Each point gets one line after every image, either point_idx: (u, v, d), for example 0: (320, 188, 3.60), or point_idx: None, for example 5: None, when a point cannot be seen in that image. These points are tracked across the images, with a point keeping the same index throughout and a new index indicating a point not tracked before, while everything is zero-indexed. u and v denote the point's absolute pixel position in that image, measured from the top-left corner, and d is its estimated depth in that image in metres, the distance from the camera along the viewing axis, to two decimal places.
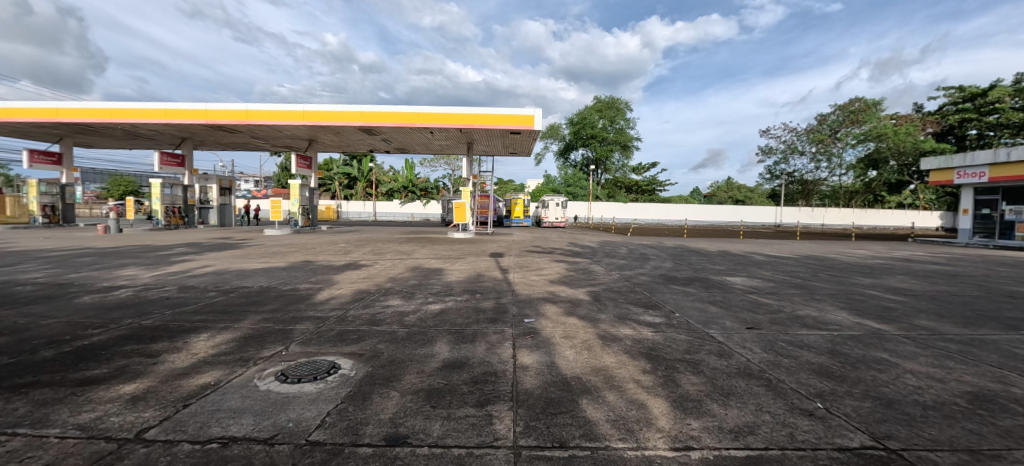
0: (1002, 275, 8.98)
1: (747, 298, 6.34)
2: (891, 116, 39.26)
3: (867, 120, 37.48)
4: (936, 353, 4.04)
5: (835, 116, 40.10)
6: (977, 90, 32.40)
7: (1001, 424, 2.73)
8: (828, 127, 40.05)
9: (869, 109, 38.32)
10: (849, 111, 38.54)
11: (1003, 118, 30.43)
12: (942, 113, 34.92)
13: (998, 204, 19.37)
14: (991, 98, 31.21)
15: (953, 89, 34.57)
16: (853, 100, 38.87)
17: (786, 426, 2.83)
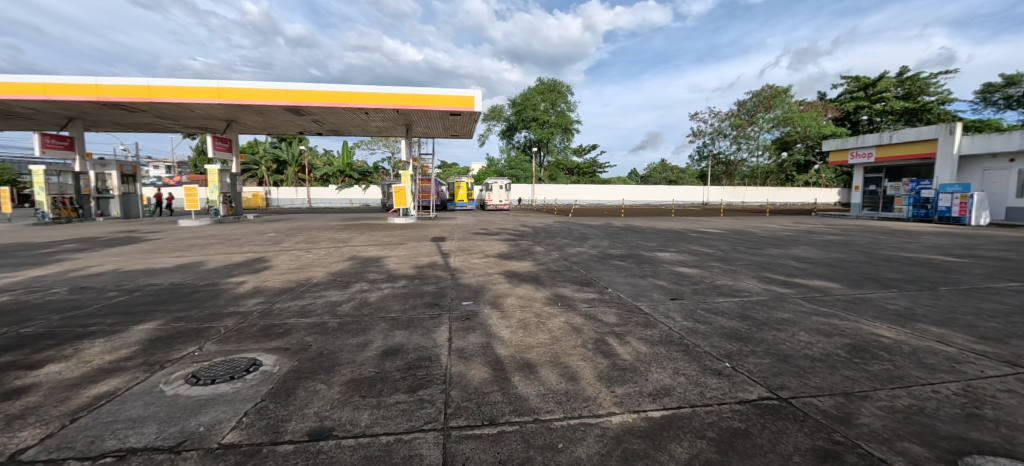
0: (881, 243, 10.42)
1: (674, 271, 6.78)
2: (799, 102, 43.40)
3: (778, 105, 41.01)
4: (825, 311, 4.59)
5: (751, 101, 43.65)
6: (868, 80, 36.11)
7: (871, 369, 3.17)
8: (746, 112, 43.51)
9: (779, 95, 42.07)
10: (763, 97, 42.01)
11: (888, 106, 34.86)
12: (840, 100, 39.09)
13: (881, 180, 22.28)
14: (880, 88, 35.19)
15: (850, 78, 38.40)
16: (765, 87, 42.15)
17: (698, 385, 3.08)
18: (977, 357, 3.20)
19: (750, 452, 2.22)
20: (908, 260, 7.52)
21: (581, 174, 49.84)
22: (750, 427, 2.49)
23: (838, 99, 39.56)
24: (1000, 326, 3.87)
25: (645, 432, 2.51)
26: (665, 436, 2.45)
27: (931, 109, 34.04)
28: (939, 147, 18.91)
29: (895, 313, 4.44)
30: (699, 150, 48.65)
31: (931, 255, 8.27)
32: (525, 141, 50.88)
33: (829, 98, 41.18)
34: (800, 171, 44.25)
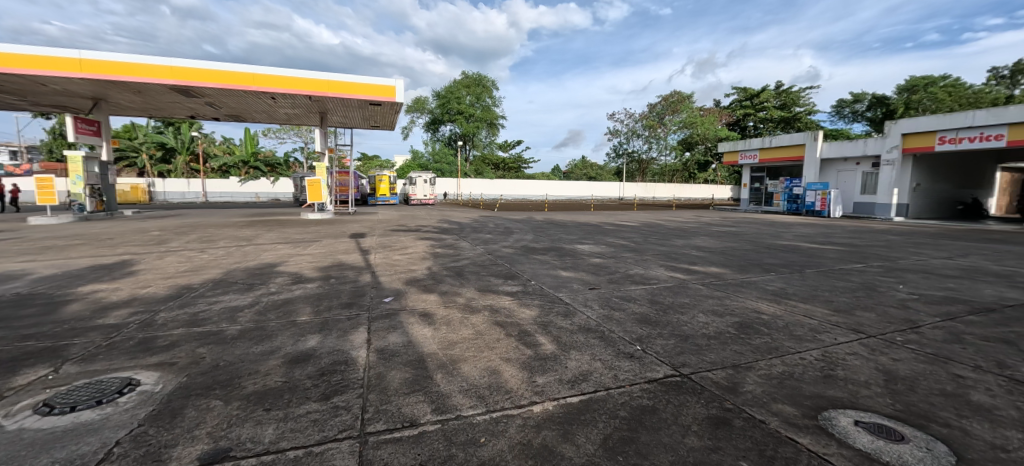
0: (761, 233, 12.11)
1: (593, 262, 7.19)
2: (700, 108, 48.50)
3: (683, 110, 45.22)
4: (718, 294, 5.23)
5: (660, 105, 47.72)
6: (753, 91, 41.56)
7: (754, 342, 3.66)
8: (656, 115, 47.42)
9: (684, 100, 46.55)
10: (670, 101, 46.01)
11: (768, 114, 40.47)
12: (732, 107, 44.47)
13: (764, 179, 25.95)
14: (762, 99, 40.76)
15: (740, 89, 43.83)
16: (672, 93, 46.04)
17: (612, 369, 3.31)
18: (828, 326, 3.88)
19: (655, 426, 2.45)
20: (781, 248, 8.85)
21: (506, 170, 50.62)
22: (657, 403, 2.74)
23: (730, 106, 44.96)
24: (844, 299, 4.73)
25: (563, 417, 2.63)
26: (582, 419, 2.59)
27: (800, 118, 40.23)
28: (806, 151, 22.52)
29: (772, 293, 5.19)
30: (616, 149, 51.99)
31: (797, 243, 9.84)
32: (450, 134, 50.23)
33: (723, 106, 46.63)
34: (700, 170, 49.39)
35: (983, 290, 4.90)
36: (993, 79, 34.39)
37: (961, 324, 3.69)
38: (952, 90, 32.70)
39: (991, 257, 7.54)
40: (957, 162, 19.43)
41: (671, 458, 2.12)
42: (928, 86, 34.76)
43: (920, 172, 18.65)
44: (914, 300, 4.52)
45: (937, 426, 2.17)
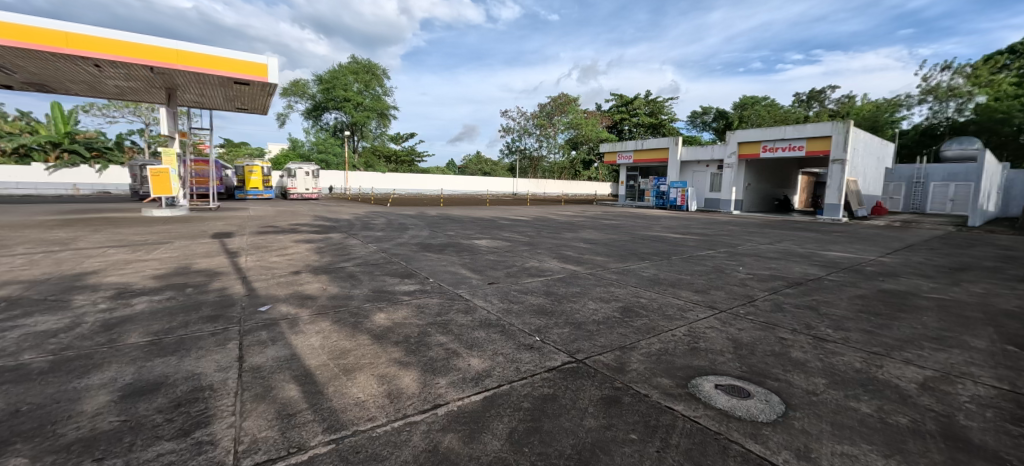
0: (636, 225, 13.73)
1: (492, 257, 7.26)
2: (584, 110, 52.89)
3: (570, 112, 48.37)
4: (603, 281, 5.73)
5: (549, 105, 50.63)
6: (627, 98, 46.91)
7: (635, 323, 4.05)
8: (546, 115, 50.24)
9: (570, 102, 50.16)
10: (559, 103, 49.01)
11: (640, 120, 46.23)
12: (611, 112, 49.57)
13: (636, 178, 29.68)
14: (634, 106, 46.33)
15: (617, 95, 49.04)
16: (561, 96, 48.90)
17: (513, 362, 3.35)
18: (690, 304, 4.56)
19: (557, 412, 2.54)
20: (651, 238, 10.15)
21: (400, 163, 48.28)
22: (556, 390, 2.85)
23: (609, 111, 50.02)
24: (700, 280, 5.62)
25: (469, 417, 2.55)
26: (487, 417, 2.54)
27: (663, 125, 46.79)
28: (669, 153, 26.30)
29: (646, 278, 5.89)
30: (509, 145, 53.51)
31: (663, 233, 11.41)
32: (336, 123, 45.88)
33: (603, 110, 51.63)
34: (585, 169, 53.66)
35: (791, 268, 6.32)
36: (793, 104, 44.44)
37: (778, 296, 4.68)
38: (768, 111, 41.38)
39: (793, 242, 9.79)
40: (773, 167, 24.65)
41: (573, 442, 2.20)
42: (753, 106, 43.33)
43: (750, 174, 23.19)
44: (747, 278, 5.60)
45: (771, 381, 2.69)
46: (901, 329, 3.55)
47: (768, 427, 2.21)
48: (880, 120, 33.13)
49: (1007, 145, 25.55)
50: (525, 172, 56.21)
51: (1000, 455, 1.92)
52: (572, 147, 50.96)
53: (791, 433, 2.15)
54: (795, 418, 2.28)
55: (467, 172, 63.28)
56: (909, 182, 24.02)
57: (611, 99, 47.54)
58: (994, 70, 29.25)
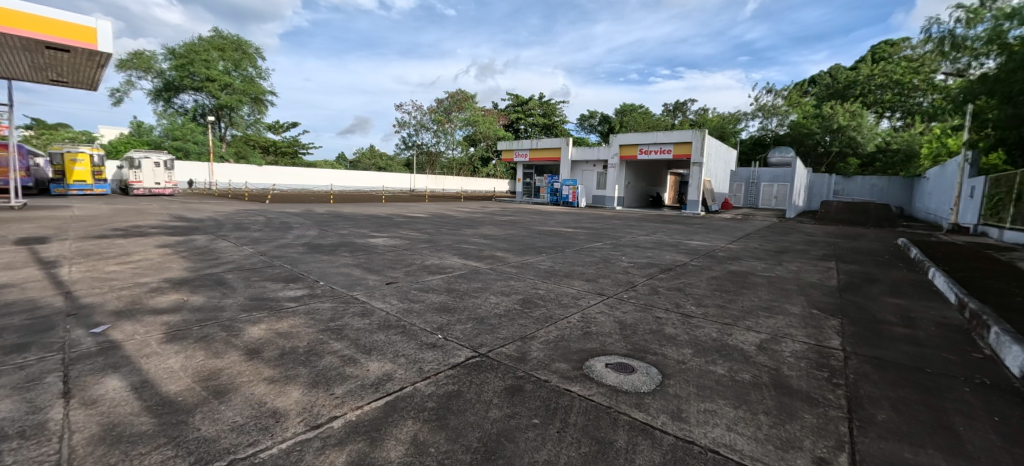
0: (533, 221, 14.33)
1: (390, 256, 6.84)
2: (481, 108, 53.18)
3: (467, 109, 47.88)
4: (504, 275, 5.83)
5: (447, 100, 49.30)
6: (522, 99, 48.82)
7: (534, 313, 4.12)
8: (444, 110, 49.27)
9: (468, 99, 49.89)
10: (456, 99, 48.20)
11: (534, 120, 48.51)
12: (507, 111, 50.96)
13: (531, 176, 31.25)
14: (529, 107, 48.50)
15: (513, 96, 50.59)
16: (458, 91, 48.17)
17: (416, 363, 3.19)
18: (583, 292, 4.90)
19: (462, 408, 2.49)
20: (547, 233, 10.70)
21: (278, 154, 43.63)
22: (461, 386, 2.80)
23: (505, 110, 51.35)
24: (592, 270, 6.12)
25: (371, 426, 2.33)
26: (390, 422, 2.36)
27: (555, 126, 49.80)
28: (562, 153, 28.03)
29: (544, 270, 6.15)
30: (405, 140, 51.04)
31: (558, 228, 12.12)
32: (195, 106, 38.28)
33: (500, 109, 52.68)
34: (483, 166, 54.07)
35: (663, 255, 7.29)
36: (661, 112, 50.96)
37: (654, 280, 5.35)
38: (642, 117, 46.82)
39: (664, 233, 11.29)
40: (647, 168, 28.10)
41: (479, 435, 2.18)
42: (630, 113, 48.62)
43: (629, 174, 26.11)
44: (630, 267, 6.28)
45: (651, 356, 3.04)
46: (743, 302, 4.35)
47: (648, 396, 2.49)
48: (724, 130, 40.09)
49: (806, 154, 33.21)
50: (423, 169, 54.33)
51: (809, 395, 2.48)
52: (470, 144, 50.85)
53: (667, 398, 2.46)
54: (669, 385, 2.61)
55: (360, 166, 58.78)
56: (747, 183, 29.71)
57: (508, 98, 48.63)
58: (800, 96, 37.77)
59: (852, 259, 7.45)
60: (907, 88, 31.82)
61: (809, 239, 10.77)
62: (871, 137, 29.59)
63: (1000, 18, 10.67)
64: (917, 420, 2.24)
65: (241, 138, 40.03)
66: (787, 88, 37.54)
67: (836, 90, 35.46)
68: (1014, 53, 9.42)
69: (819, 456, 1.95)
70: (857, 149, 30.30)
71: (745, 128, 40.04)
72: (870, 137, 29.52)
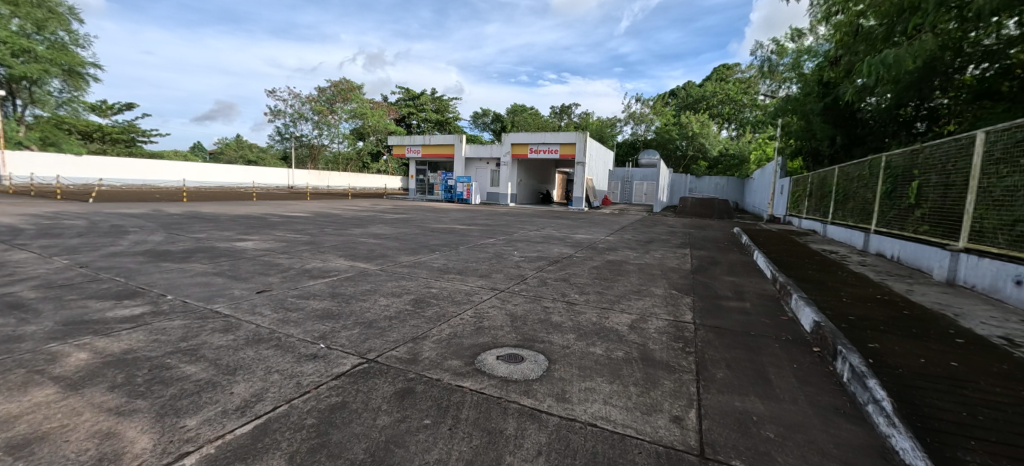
0: (427, 218, 13.95)
1: (262, 261, 5.98)
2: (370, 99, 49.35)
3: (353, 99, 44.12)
4: (396, 275, 5.52)
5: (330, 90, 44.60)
6: (414, 94, 47.31)
7: (427, 314, 3.96)
8: (325, 100, 44.37)
9: (354, 90, 45.61)
10: (340, 88, 44.04)
11: (427, 116, 47.43)
12: (398, 105, 48.79)
13: (425, 172, 30.59)
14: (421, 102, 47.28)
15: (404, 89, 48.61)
16: (342, 80, 44.20)
17: (293, 377, 2.75)
18: (478, 288, 4.92)
19: (346, 421, 2.24)
20: (441, 230, 10.52)
21: (109, 142, 35.86)
22: (346, 396, 2.51)
23: (397, 104, 49.09)
24: (489, 266, 6.19)
25: (236, 458, 1.90)
26: (259, 450, 1.97)
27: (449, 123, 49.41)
28: (455, 150, 27.88)
29: (439, 269, 6.00)
30: (279, 130, 45.06)
31: (453, 225, 12.01)
32: None
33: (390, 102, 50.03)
34: (373, 162, 51.04)
35: (553, 249, 7.76)
36: (549, 114, 54.01)
37: (547, 273, 5.64)
38: (533, 118, 49.03)
39: (553, 228, 12.04)
40: (537, 167, 29.63)
41: (365, 446, 2.00)
42: (522, 113, 50.77)
43: (521, 173, 27.28)
44: (525, 261, 6.53)
45: (539, 344, 3.19)
46: (619, 287, 4.88)
47: (536, 382, 2.60)
48: (603, 133, 44.38)
49: (668, 157, 38.74)
50: (303, 163, 48.74)
51: (668, 364, 2.87)
52: (358, 137, 47.22)
53: (553, 382, 2.61)
54: (555, 370, 2.77)
55: (222, 159, 50.17)
56: (623, 181, 33.48)
57: (398, 91, 46.35)
58: (662, 104, 43.67)
59: (700, 245, 8.95)
60: (738, 104, 39.38)
61: (670, 230, 12.60)
62: (715, 144, 36.02)
63: (798, 55, 13.43)
64: (745, 374, 2.76)
65: (48, 121, 30.97)
66: (652, 98, 43.01)
67: (690, 102, 41.98)
68: (807, 81, 12.22)
69: (674, 415, 2.28)
70: (705, 153, 36.53)
71: (620, 132, 44.97)
72: (714, 144, 35.87)
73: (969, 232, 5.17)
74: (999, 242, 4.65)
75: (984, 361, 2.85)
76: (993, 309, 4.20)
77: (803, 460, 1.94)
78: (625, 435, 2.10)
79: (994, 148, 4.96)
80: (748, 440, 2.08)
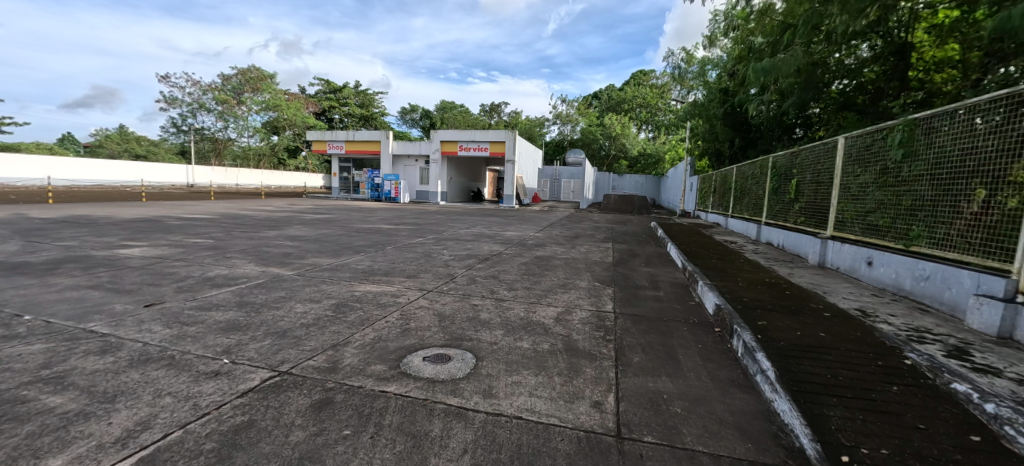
0: (352, 219, 13.18)
1: (151, 270, 5.21)
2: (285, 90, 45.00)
3: (265, 89, 40.21)
4: (315, 280, 5.15)
5: (235, 78, 39.68)
6: (336, 86, 44.57)
7: (349, 319, 3.74)
8: (231, 89, 39.58)
9: (266, 79, 41.03)
10: (247, 77, 39.31)
11: (350, 110, 44.86)
12: (318, 98, 45.57)
13: (349, 170, 28.99)
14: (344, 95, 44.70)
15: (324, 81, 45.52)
16: (251, 68, 40.01)
17: (189, 399, 2.37)
18: (405, 289, 4.77)
19: (252, 442, 1.99)
20: (367, 230, 10.00)
21: None
22: (253, 414, 2.23)
23: (316, 96, 45.81)
24: (418, 266, 6.04)
25: None
26: None
27: (375, 118, 47.34)
28: (381, 146, 26.68)
29: (364, 271, 5.71)
30: (174, 121, 39.55)
31: (380, 225, 11.49)
32: None
33: (309, 94, 46.44)
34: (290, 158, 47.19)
35: (483, 247, 7.80)
36: (479, 112, 53.89)
37: (477, 271, 5.65)
38: (463, 115, 48.58)
39: (484, 226, 12.07)
40: (467, 165, 29.44)
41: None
42: (452, 110, 50.25)
43: (452, 170, 27.00)
44: (457, 260, 6.47)
45: (467, 342, 3.18)
46: (547, 282, 5.03)
47: (463, 381, 2.59)
48: (532, 132, 45.43)
49: (593, 156, 40.83)
50: (206, 159, 43.34)
51: (590, 352, 3.02)
52: (271, 131, 43.16)
53: (480, 379, 2.61)
54: (482, 366, 2.79)
55: (99, 153, 42.77)
56: (552, 179, 34.59)
57: (318, 82, 43.19)
58: (587, 106, 45.87)
59: (622, 239, 9.58)
60: (654, 108, 42.69)
61: (595, 225, 13.30)
62: (635, 144, 38.68)
63: (703, 64, 14.82)
64: (657, 356, 3.00)
65: None
66: (578, 99, 44.94)
67: (612, 104, 44.57)
68: (711, 88, 13.53)
69: (595, 400, 2.40)
70: (626, 153, 39.11)
71: (548, 131, 46.43)
72: (634, 144, 38.47)
73: (836, 222, 6.14)
74: (856, 230, 5.59)
75: (844, 330, 3.41)
76: (850, 285, 5.06)
77: (704, 429, 2.16)
78: (548, 424, 2.17)
79: (853, 151, 5.90)
80: (658, 417, 2.27)
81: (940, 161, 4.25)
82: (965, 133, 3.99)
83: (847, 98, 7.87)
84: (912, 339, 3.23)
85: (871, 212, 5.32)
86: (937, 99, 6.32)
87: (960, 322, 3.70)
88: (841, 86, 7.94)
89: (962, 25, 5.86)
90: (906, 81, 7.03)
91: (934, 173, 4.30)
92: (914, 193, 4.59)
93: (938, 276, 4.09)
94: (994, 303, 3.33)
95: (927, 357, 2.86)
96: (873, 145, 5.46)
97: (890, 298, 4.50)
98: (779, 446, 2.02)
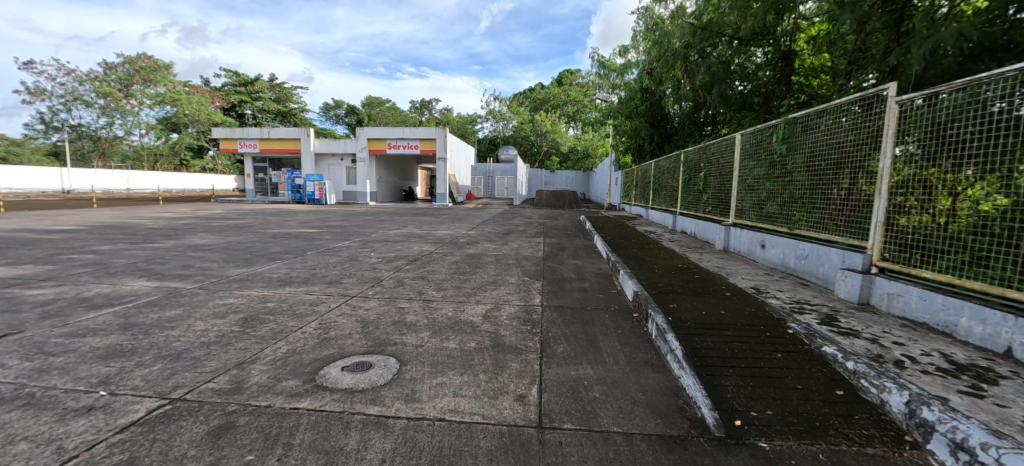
0: (267, 224, 12.14)
1: (4, 295, 4.36)
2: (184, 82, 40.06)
3: (160, 81, 35.62)
4: (219, 293, 4.66)
5: (121, 68, 34.87)
6: (247, 78, 40.78)
7: (258, 333, 3.45)
8: (116, 81, 34.49)
9: (160, 69, 36.42)
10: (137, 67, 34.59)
11: (265, 105, 41.38)
12: (226, 91, 41.38)
13: (266, 170, 26.78)
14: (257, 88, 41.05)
15: (232, 73, 41.39)
16: (140, 56, 35.16)
17: (52, 442, 1.97)
18: (324, 296, 4.49)
19: None
20: (283, 236, 9.26)
21: None
22: (137, 449, 1.92)
23: (224, 89, 41.55)
24: (343, 271, 5.72)
25: None
26: None
27: (295, 114, 44.10)
28: (301, 145, 24.86)
29: (279, 279, 5.29)
30: (41, 116, 33.60)
31: (300, 229, 10.70)
32: None
33: (214, 87, 41.94)
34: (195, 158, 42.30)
35: (413, 248, 7.59)
36: (409, 109, 52.27)
37: (404, 273, 5.46)
38: (392, 112, 46.86)
39: (416, 226, 11.75)
40: (397, 163, 28.50)
41: None
42: (379, 106, 48.36)
43: (381, 169, 25.97)
44: (385, 262, 6.23)
45: (390, 347, 3.08)
46: (477, 280, 5.03)
47: (384, 388, 2.50)
48: (465, 130, 45.17)
49: (526, 153, 41.66)
50: (87, 160, 37.34)
51: (515, 347, 3.07)
52: (170, 129, 38.42)
53: (402, 384, 2.54)
54: (405, 371, 2.70)
55: None
56: (486, 177, 34.67)
57: (225, 74, 39.21)
58: (517, 104, 46.63)
59: (552, 233, 9.88)
60: (581, 105, 44.54)
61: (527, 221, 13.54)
62: (565, 141, 40.08)
63: (622, 64, 15.69)
64: (579, 345, 3.13)
65: None
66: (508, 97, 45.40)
67: (542, 102, 45.72)
68: (630, 87, 14.30)
69: (519, 394, 2.44)
70: (558, 149, 40.42)
71: (481, 128, 46.49)
72: (565, 141, 39.88)
73: (736, 210, 6.84)
74: (752, 217, 6.28)
75: (741, 307, 3.82)
76: (749, 267, 5.67)
77: (619, 410, 2.28)
78: (472, 423, 2.15)
79: (747, 146, 6.60)
80: (577, 403, 2.36)
81: (814, 154, 4.91)
82: (833, 131, 4.61)
83: (746, 99, 8.67)
84: (794, 310, 3.70)
85: (764, 201, 5.98)
86: (815, 101, 7.35)
87: (831, 292, 4.30)
88: (742, 88, 8.64)
89: (830, 36, 6.85)
90: (792, 83, 8.03)
91: (810, 166, 4.95)
92: (796, 183, 5.24)
93: (814, 255, 4.71)
94: (855, 275, 3.92)
95: (805, 325, 3.28)
96: (763, 142, 6.15)
97: (779, 276, 5.11)
98: (684, 418, 2.20)
